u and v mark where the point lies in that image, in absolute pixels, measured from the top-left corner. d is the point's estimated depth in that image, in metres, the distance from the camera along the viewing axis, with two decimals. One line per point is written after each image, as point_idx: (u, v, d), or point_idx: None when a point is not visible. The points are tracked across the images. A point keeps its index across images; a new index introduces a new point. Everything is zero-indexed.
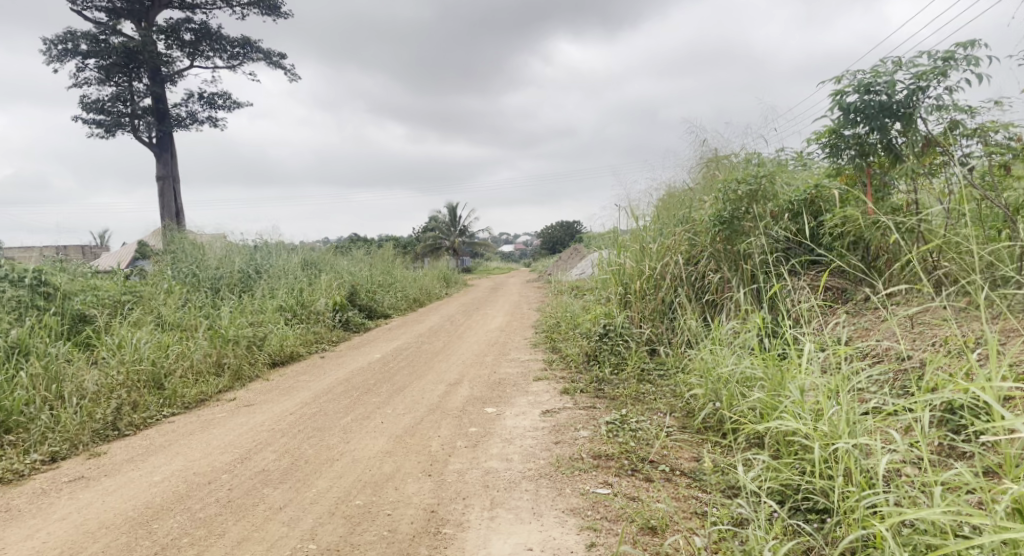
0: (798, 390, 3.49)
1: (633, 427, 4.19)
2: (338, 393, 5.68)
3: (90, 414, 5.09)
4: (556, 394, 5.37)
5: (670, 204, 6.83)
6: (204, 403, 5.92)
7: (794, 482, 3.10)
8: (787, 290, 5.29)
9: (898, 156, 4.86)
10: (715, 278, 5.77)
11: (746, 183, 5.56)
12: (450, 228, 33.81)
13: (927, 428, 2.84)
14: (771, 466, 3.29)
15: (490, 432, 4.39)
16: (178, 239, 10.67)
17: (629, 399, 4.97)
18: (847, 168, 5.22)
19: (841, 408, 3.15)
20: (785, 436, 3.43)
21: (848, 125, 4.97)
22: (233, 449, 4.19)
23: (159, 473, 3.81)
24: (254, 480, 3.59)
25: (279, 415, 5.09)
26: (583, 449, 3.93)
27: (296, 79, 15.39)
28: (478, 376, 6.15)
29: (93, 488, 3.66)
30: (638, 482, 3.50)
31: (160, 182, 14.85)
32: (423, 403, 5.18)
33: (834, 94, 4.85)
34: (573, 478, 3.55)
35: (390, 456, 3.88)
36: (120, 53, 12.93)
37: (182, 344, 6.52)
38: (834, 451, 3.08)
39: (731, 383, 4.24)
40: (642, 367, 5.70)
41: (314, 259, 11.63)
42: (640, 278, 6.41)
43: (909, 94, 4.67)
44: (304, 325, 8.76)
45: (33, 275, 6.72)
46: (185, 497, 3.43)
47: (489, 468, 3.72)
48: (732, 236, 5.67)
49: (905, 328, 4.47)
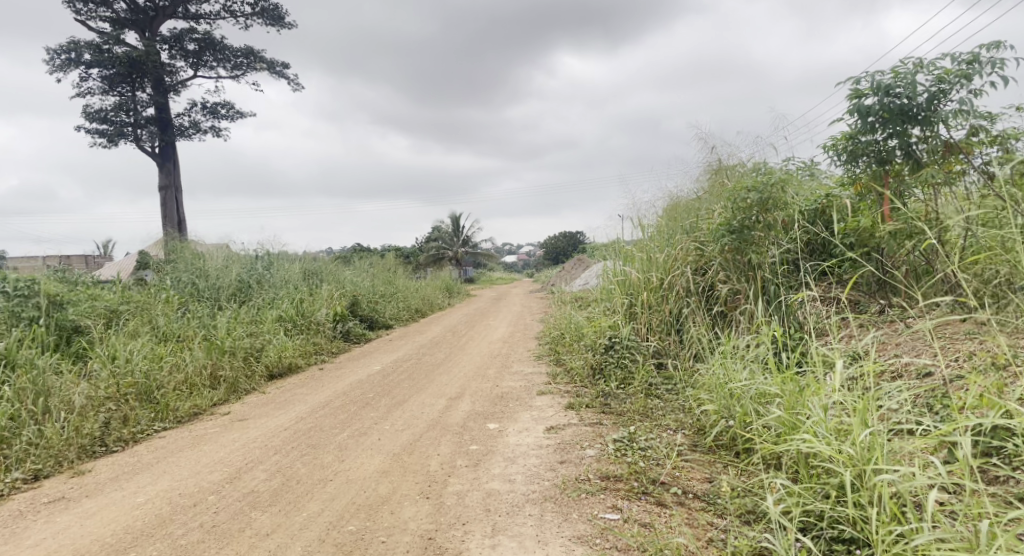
0: (820, 408, 3.31)
1: (640, 446, 4.00)
2: (336, 407, 5.50)
3: (77, 429, 4.92)
4: (561, 409, 5.17)
5: (676, 213, 6.65)
6: (198, 417, 5.73)
7: (818, 509, 2.91)
8: (801, 301, 5.13)
9: (918, 163, 4.69)
10: (725, 289, 5.59)
11: (756, 192, 5.33)
12: (454, 241, 33.47)
13: (970, 453, 2.65)
14: (792, 491, 3.11)
15: (492, 450, 4.19)
16: (178, 249, 10.52)
17: (637, 415, 4.76)
18: (863, 176, 5.04)
19: (870, 431, 2.92)
20: (805, 458, 3.23)
21: (865, 131, 4.80)
22: (222, 467, 4.00)
23: (143, 493, 3.62)
24: (241, 502, 3.39)
25: (273, 431, 4.90)
26: (590, 470, 3.72)
27: (299, 89, 15.29)
28: (480, 390, 5.95)
29: (71, 510, 3.47)
30: (649, 506, 3.29)
31: (162, 191, 14.71)
32: (422, 418, 4.98)
33: (852, 96, 4.68)
34: (580, 502, 3.34)
35: (386, 477, 3.68)
36: (124, 63, 12.85)
37: (176, 355, 6.35)
38: (862, 475, 2.88)
39: (745, 400, 4.05)
40: (650, 381, 5.49)
41: (315, 269, 11.46)
42: (646, 289, 6.22)
43: (930, 97, 4.51)
44: (303, 336, 8.57)
45: (25, 284, 6.56)
46: (167, 521, 3.23)
47: (490, 490, 3.52)
48: (741, 246, 5.47)
49: (925, 342, 4.28)
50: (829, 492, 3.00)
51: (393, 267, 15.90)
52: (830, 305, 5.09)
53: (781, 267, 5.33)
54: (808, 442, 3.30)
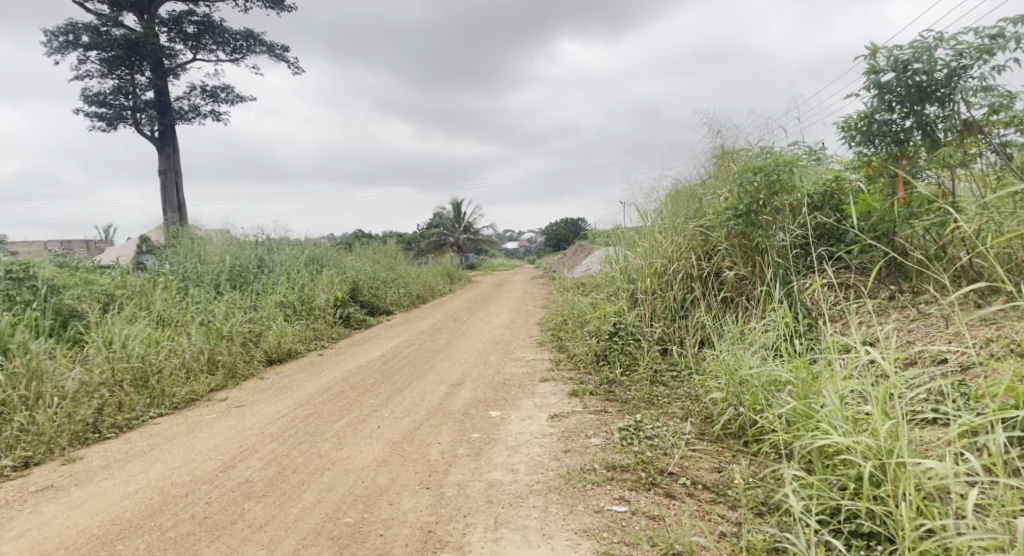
0: (836, 396, 3.18)
1: (647, 435, 3.88)
2: (334, 394, 5.38)
3: (70, 415, 4.82)
4: (563, 397, 5.05)
5: (682, 198, 6.50)
6: (194, 403, 5.62)
7: (835, 502, 2.79)
8: (809, 286, 5.00)
9: (935, 142, 4.51)
10: (731, 275, 5.46)
11: (764, 174, 5.19)
12: (455, 224, 33.43)
13: (1002, 445, 2.52)
14: (807, 482, 3.00)
15: (494, 438, 4.07)
16: (177, 234, 10.38)
17: (642, 403, 4.64)
18: (876, 157, 4.87)
19: (891, 421, 2.79)
20: (820, 449, 3.11)
21: (882, 109, 4.63)
22: (217, 456, 3.89)
23: (134, 482, 3.51)
24: (235, 492, 3.28)
25: (270, 417, 4.79)
26: (595, 459, 3.60)
27: (299, 72, 15.08)
28: (482, 377, 5.83)
29: (59, 500, 3.36)
30: (657, 497, 3.18)
31: (161, 176, 14.51)
32: (423, 405, 4.87)
33: (869, 72, 4.51)
34: (585, 493, 3.22)
35: (385, 466, 3.56)
36: (122, 46, 12.64)
37: (173, 340, 6.23)
38: (882, 466, 2.76)
39: (755, 387, 3.92)
40: (654, 367, 5.35)
41: (316, 255, 11.32)
42: (651, 274, 6.07)
43: (950, 74, 4.34)
44: (303, 322, 8.46)
45: (20, 267, 6.44)
46: (157, 512, 3.12)
47: (493, 481, 3.40)
48: (749, 231, 5.34)
49: (939, 328, 4.16)
50: (846, 484, 2.90)
51: (394, 253, 15.75)
52: (840, 291, 4.96)
53: (790, 252, 5.19)
54: (824, 432, 3.19)
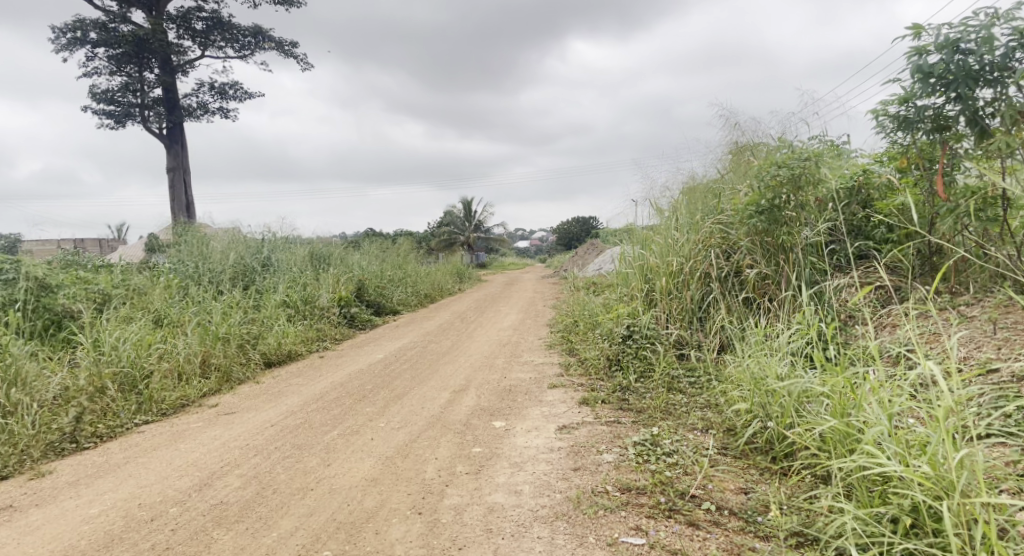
0: (883, 416, 2.77)
1: (665, 451, 3.51)
2: (329, 401, 5.04)
3: (48, 425, 4.53)
4: (573, 405, 4.69)
5: (698, 194, 6.11)
6: (184, 409, 5.29)
7: (889, 541, 2.45)
8: (834, 286, 4.65)
9: (984, 131, 3.98)
10: (753, 274, 5.08)
11: (787, 168, 4.70)
12: (463, 225, 32.72)
13: None
14: (851, 513, 2.64)
15: (496, 453, 3.71)
16: (182, 232, 10.10)
17: (659, 413, 4.27)
18: (915, 148, 4.37)
19: (952, 450, 2.40)
20: (862, 475, 2.75)
21: (923, 94, 4.09)
22: (194, 472, 3.56)
23: (98, 503, 3.20)
24: (204, 518, 2.95)
25: (258, 427, 4.46)
26: (608, 481, 3.23)
27: (308, 68, 14.78)
28: (487, 383, 5.47)
29: (15, 523, 3.06)
30: (678, 527, 2.82)
31: (170, 173, 14.25)
32: (422, 414, 4.52)
33: (912, 53, 4.00)
34: (597, 522, 2.86)
35: (374, 486, 3.22)
36: (130, 43, 12.37)
37: (166, 342, 5.89)
38: (944, 502, 2.38)
39: (785, 399, 3.51)
40: (671, 373, 4.97)
41: (323, 253, 10.99)
42: (666, 273, 5.64)
43: (1006, 52, 3.82)
44: (306, 322, 8.15)
45: (10, 268, 6.17)
46: (115, 542, 2.81)
47: (493, 505, 3.05)
48: (772, 228, 4.93)
49: (985, 332, 3.78)
50: (897, 516, 2.54)
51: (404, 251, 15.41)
52: (866, 293, 4.62)
53: (816, 248, 4.82)
54: (869, 455, 2.80)
